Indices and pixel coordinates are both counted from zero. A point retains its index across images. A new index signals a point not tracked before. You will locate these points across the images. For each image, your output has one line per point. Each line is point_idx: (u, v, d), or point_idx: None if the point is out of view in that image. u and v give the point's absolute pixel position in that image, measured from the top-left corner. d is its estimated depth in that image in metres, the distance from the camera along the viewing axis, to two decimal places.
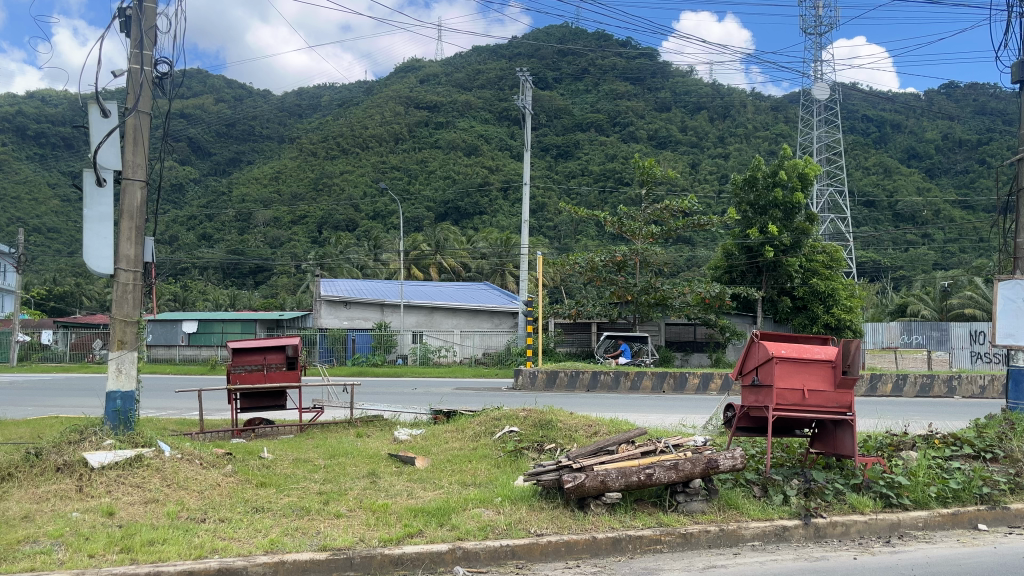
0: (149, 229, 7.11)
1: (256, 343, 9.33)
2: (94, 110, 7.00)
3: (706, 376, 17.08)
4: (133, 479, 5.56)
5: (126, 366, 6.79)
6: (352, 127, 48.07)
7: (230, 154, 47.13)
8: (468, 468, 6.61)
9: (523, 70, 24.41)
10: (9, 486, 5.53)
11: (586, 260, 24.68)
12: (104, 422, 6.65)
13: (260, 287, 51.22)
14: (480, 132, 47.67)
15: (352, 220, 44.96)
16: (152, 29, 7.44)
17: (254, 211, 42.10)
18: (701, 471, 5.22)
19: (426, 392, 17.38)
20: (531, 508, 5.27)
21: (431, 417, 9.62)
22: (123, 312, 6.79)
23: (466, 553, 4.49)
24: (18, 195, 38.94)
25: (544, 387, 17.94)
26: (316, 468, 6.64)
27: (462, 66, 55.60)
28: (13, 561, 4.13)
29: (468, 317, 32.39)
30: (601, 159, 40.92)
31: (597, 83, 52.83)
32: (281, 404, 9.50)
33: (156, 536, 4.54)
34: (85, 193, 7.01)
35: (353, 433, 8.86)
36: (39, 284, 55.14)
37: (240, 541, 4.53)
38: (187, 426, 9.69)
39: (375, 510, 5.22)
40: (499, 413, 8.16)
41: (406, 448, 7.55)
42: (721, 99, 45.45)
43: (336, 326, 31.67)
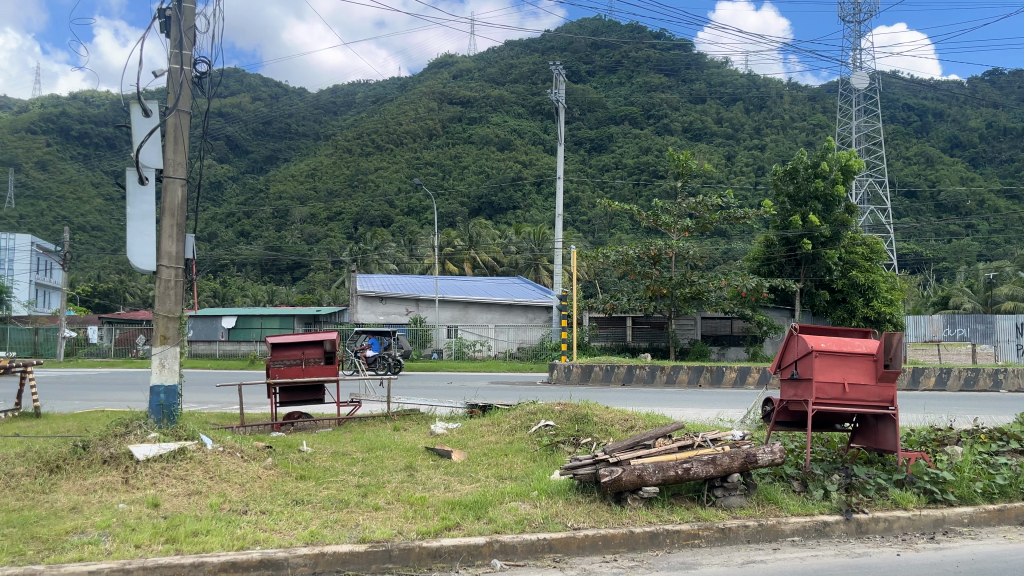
0: (189, 226, 7.18)
1: (295, 338, 9.40)
2: (137, 110, 7.09)
3: (744, 370, 16.87)
4: (177, 471, 5.67)
5: (169, 361, 6.90)
6: (387, 123, 48.38)
7: (267, 152, 47.60)
8: (504, 461, 6.65)
9: (557, 64, 24.20)
10: (57, 478, 5.66)
11: (620, 253, 24.45)
12: (148, 416, 6.78)
13: (297, 283, 51.90)
14: (513, 127, 47.41)
15: (387, 216, 45.48)
16: (191, 29, 7.55)
17: (291, 208, 42.85)
18: (739, 465, 5.18)
19: (462, 386, 17.54)
20: (567, 501, 5.26)
21: (467, 411, 9.64)
22: (167, 308, 6.91)
23: (503, 547, 4.52)
24: (64, 194, 41.35)
25: (578, 380, 17.95)
26: (354, 461, 6.71)
27: (495, 61, 55.43)
28: (62, 551, 4.24)
29: (502, 311, 32.22)
30: (634, 152, 40.50)
31: (631, 75, 52.58)
32: (318, 398, 9.59)
33: (200, 527, 4.63)
34: (127, 192, 7.12)
35: (391, 427, 8.92)
36: (84, 282, 56.80)
37: (281, 533, 4.60)
38: (228, 419, 9.85)
39: (414, 502, 5.27)
40: (535, 407, 8.17)
41: (444, 442, 7.60)
42: (757, 90, 44.81)
43: (373, 321, 32.21)
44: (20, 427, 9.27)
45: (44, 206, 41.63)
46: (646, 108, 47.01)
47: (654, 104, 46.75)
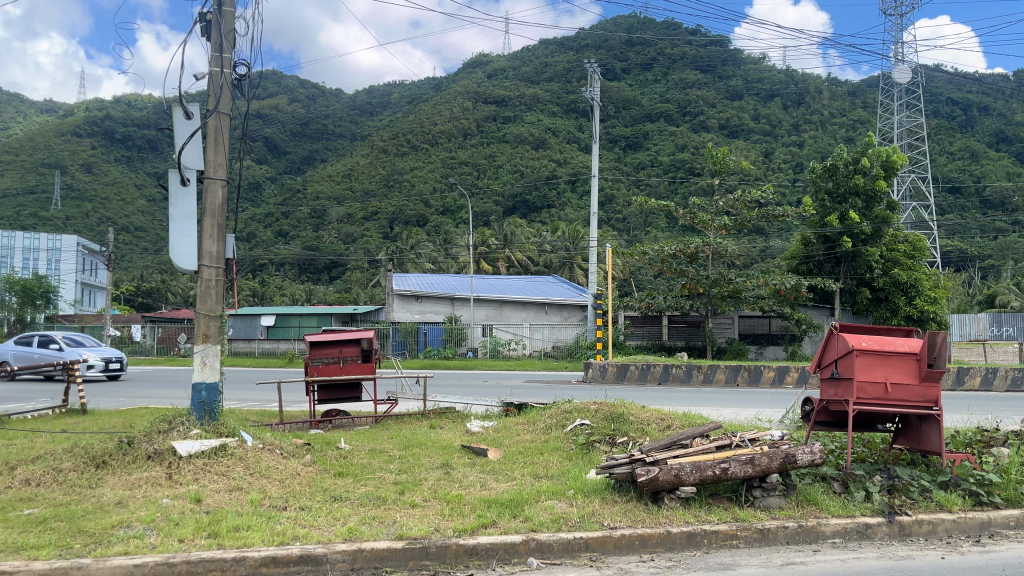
0: (229, 226, 7.29)
1: (333, 337, 9.50)
2: (178, 113, 7.20)
3: (782, 370, 16.68)
4: (218, 468, 5.76)
5: (210, 359, 7.01)
6: (422, 124, 48.68)
7: (304, 153, 48.27)
8: (540, 460, 6.65)
9: (592, 61, 24.09)
10: (103, 473, 5.79)
11: (657, 251, 24.28)
12: (190, 413, 6.89)
13: (334, 282, 52.41)
14: (548, 126, 47.30)
15: (422, 215, 45.73)
16: (231, 33, 7.65)
17: (328, 208, 43.53)
18: (779, 466, 5.12)
19: (498, 385, 17.59)
20: (604, 501, 5.25)
21: (502, 409, 9.66)
22: (208, 306, 7.02)
23: (540, 545, 4.52)
24: (108, 196, 42.96)
25: (614, 379, 17.85)
26: (391, 459, 6.76)
27: (529, 60, 55.37)
28: (108, 545, 4.34)
29: (537, 310, 32.18)
30: (670, 149, 40.17)
31: (666, 72, 52.27)
32: (355, 396, 9.67)
33: (241, 522, 4.71)
34: (170, 193, 7.25)
35: (427, 425, 8.97)
36: (128, 282, 58.15)
37: (321, 529, 4.66)
38: (267, 417, 9.99)
39: (451, 500, 5.30)
40: (571, 406, 8.16)
41: (480, 440, 7.62)
42: (795, 85, 44.18)
43: (408, 320, 32.50)
44: (68, 423, 9.51)
45: (90, 207, 42.83)
46: (682, 105, 46.66)
47: (690, 101, 46.33)
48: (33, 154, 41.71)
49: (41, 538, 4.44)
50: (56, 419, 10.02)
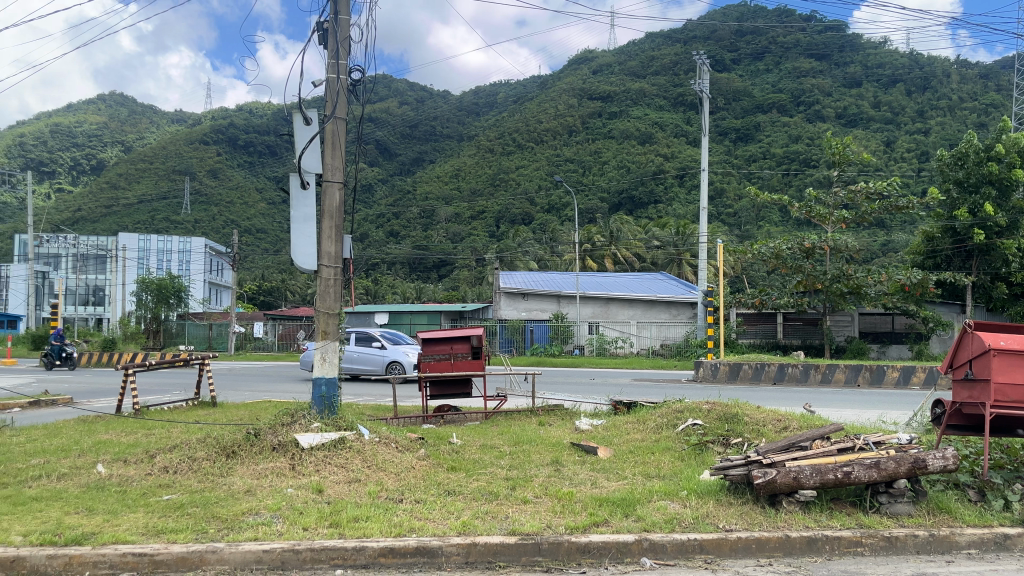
0: (346, 227, 7.54)
1: (444, 334, 9.67)
2: (299, 119, 7.53)
3: (907, 370, 15.85)
4: (338, 460, 5.98)
5: (329, 355, 7.25)
6: (528, 122, 48.90)
7: (414, 154, 49.38)
8: (651, 460, 6.56)
9: (700, 53, 23.52)
10: (233, 462, 6.12)
11: (770, 247, 23.44)
12: (311, 407, 7.20)
13: (443, 280, 53.52)
14: (654, 120, 45.10)
15: (528, 213, 45.92)
16: (347, 39, 7.88)
17: (437, 208, 45.14)
18: (907, 470, 4.86)
19: (605, 382, 17.48)
20: (718, 502, 5.14)
21: (612, 408, 9.57)
22: (326, 305, 7.28)
23: (653, 545, 4.47)
24: (232, 200, 45.13)
25: (726, 379, 17.43)
26: (502, 454, 6.85)
27: (635, 54, 54.86)
28: (240, 530, 4.59)
29: (645, 307, 31.76)
30: (784, 140, 38.58)
31: (779, 62, 50.52)
32: (466, 392, 9.84)
33: (360, 513, 4.87)
34: (291, 196, 7.60)
35: (536, 422, 9.04)
36: (251, 281, 61.26)
37: (435, 522, 4.76)
38: (383, 411, 10.31)
39: (562, 497, 5.31)
40: (682, 405, 8.03)
41: (589, 438, 7.62)
42: (921, 69, 41.70)
43: (515, 317, 32.60)
44: (201, 415, 10.12)
45: (216, 211, 45.58)
46: (796, 94, 44.95)
47: (804, 90, 44.68)
48: (167, 162, 45.12)
49: (179, 522, 4.73)
50: (190, 410, 10.68)
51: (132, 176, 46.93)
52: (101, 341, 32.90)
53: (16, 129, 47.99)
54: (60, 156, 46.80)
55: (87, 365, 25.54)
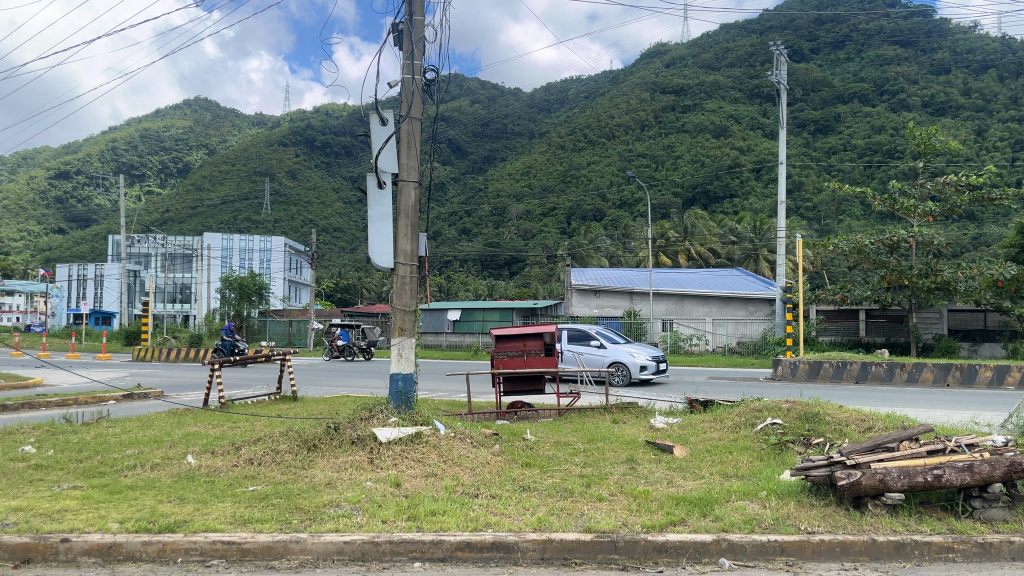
0: (422, 225, 7.63)
1: (516, 330, 9.69)
2: (375, 120, 7.67)
3: (1002, 369, 15.08)
4: (415, 454, 6.08)
5: (406, 351, 7.37)
6: (599, 117, 48.61)
7: (485, 152, 49.78)
8: (729, 459, 6.44)
9: (778, 43, 22.85)
10: (314, 456, 6.29)
11: (851, 241, 22.65)
12: (389, 402, 7.32)
13: (514, 277, 53.81)
14: (729, 112, 44.26)
15: (600, 209, 45.63)
16: (421, 40, 7.98)
17: (509, 205, 45.43)
18: (1002, 474, 4.64)
19: (680, 380, 17.28)
20: (799, 503, 5.03)
21: (687, 406, 9.44)
22: (403, 302, 7.40)
23: (732, 546, 4.39)
24: (310, 200, 46.32)
25: (806, 377, 17.08)
26: (576, 451, 6.84)
27: (710, 47, 53.89)
28: (322, 521, 4.71)
29: (720, 304, 31.23)
30: (866, 131, 37.23)
31: (861, 50, 48.78)
32: (540, 389, 9.84)
33: (437, 507, 4.94)
34: (369, 196, 7.75)
35: (610, 419, 9.00)
36: (328, 278, 62.83)
37: (511, 518, 4.79)
38: (458, 406, 10.43)
39: (638, 496, 5.26)
40: (761, 404, 7.85)
41: (664, 437, 7.51)
42: (1015, 54, 39.61)
43: (586, 314, 32.67)
44: (283, 408, 10.45)
45: (294, 210, 46.57)
46: (879, 83, 43.31)
47: (887, 78, 42.98)
48: (248, 164, 47.64)
49: (265, 512, 4.89)
50: (273, 404, 11.04)
51: (216, 177, 48.53)
52: (189, 337, 34.31)
53: (109, 135, 50.39)
54: (148, 159, 49.55)
55: (177, 360, 26.56)
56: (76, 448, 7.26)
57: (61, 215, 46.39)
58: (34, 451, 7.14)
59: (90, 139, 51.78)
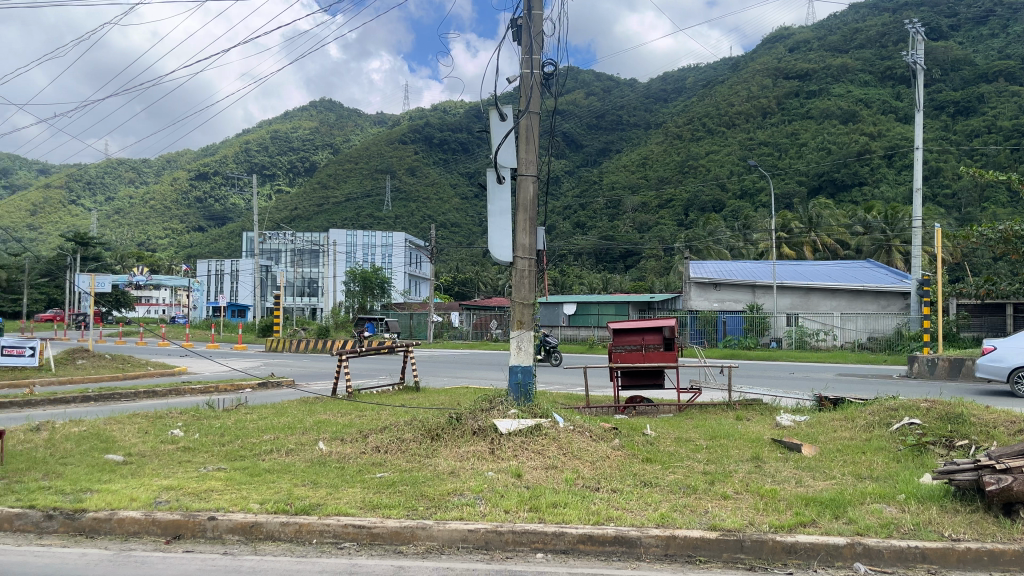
0: (540, 219, 7.64)
1: (635, 324, 9.60)
2: (494, 116, 7.79)
3: None
4: (535, 446, 6.13)
5: (524, 344, 7.42)
6: (718, 106, 47.19)
7: (600, 145, 49.60)
8: (862, 460, 6.14)
9: (914, 21, 21.51)
10: (438, 445, 6.44)
11: (997, 230, 21.00)
12: (508, 394, 7.41)
13: (630, 271, 53.04)
14: (859, 97, 42.12)
15: (719, 200, 44.29)
16: (540, 35, 8.01)
17: (624, 198, 44.86)
18: None
19: (807, 377, 16.67)
20: (942, 508, 4.73)
21: (816, 404, 9.07)
22: (522, 296, 7.44)
23: (867, 550, 4.18)
24: (428, 196, 47.36)
25: (946, 375, 15.99)
26: (698, 448, 6.69)
27: (837, 29, 51.43)
28: (446, 509, 4.82)
29: (849, 298, 29.80)
30: (1013, 111, 34.55)
31: (1007, 24, 45.24)
32: (659, 383, 9.67)
33: (558, 500, 4.96)
34: (488, 191, 7.89)
35: (733, 416, 8.76)
36: (447, 273, 64.45)
37: (633, 512, 4.75)
38: (576, 399, 10.42)
39: (765, 495, 5.10)
40: (897, 403, 7.47)
41: (791, 435, 7.24)
42: None
43: (706, 308, 31.92)
44: (406, 399, 10.76)
45: (416, 207, 48.68)
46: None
47: None
48: (369, 161, 50.99)
49: (392, 498, 5.06)
50: (396, 394, 11.39)
51: (340, 177, 51.70)
52: (317, 329, 35.90)
53: (243, 138, 54.29)
54: (279, 160, 52.51)
55: (306, 350, 27.88)
56: (218, 433, 7.72)
57: (200, 213, 49.56)
58: (182, 434, 7.65)
59: (225, 142, 55.20)
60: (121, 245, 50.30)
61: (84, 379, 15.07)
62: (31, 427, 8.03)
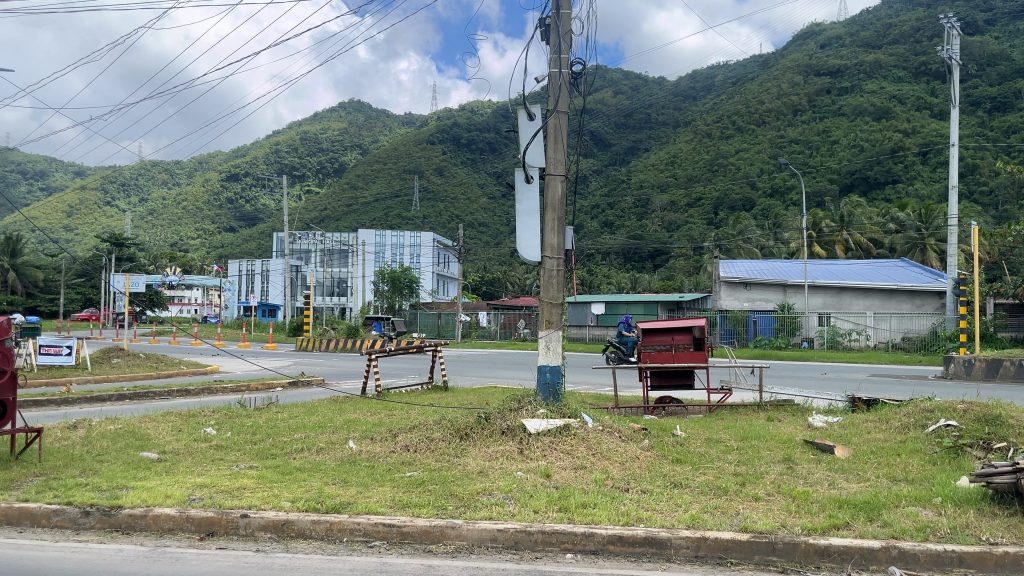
0: (568, 218, 7.62)
1: (664, 324, 9.54)
2: (522, 116, 7.78)
3: None
4: (564, 446, 6.11)
5: (553, 344, 7.40)
6: (748, 103, 46.73)
7: (628, 144, 49.46)
8: (896, 462, 6.04)
9: (949, 16, 21.15)
10: (467, 445, 6.45)
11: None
12: (537, 394, 7.39)
13: (659, 270, 52.67)
14: (892, 93, 41.51)
15: (749, 199, 43.86)
16: (568, 33, 7.99)
17: (652, 196, 44.62)
18: None
19: (840, 377, 16.46)
20: (980, 512, 4.64)
21: (849, 405, 8.95)
22: (550, 295, 7.43)
23: (903, 554, 4.10)
24: (456, 195, 47.48)
25: (982, 376, 15.72)
26: (729, 449, 6.63)
27: (870, 25, 50.70)
28: (476, 509, 4.83)
29: (883, 297, 29.38)
30: None
31: None
32: (689, 383, 9.59)
33: (588, 500, 4.94)
34: (517, 190, 7.89)
35: (764, 417, 8.67)
36: (474, 272, 64.57)
37: (663, 514, 4.72)
38: (606, 399, 10.38)
39: (797, 497, 5.04)
40: (932, 405, 7.35)
41: (824, 436, 7.16)
42: None
43: (737, 308, 31.65)
44: (434, 398, 10.79)
45: (445, 206, 48.89)
46: None
47: None
48: (398, 162, 51.30)
49: (422, 497, 5.08)
50: (425, 393, 11.43)
51: (369, 177, 52.09)
52: (347, 328, 36.19)
53: (274, 139, 54.92)
54: (309, 160, 53.03)
55: (335, 350, 28.06)
56: (250, 432, 7.81)
57: (231, 214, 50.13)
58: (214, 433, 7.74)
59: (256, 144, 55.86)
60: (155, 246, 51.10)
61: (119, 378, 15.29)
62: (69, 425, 8.17)
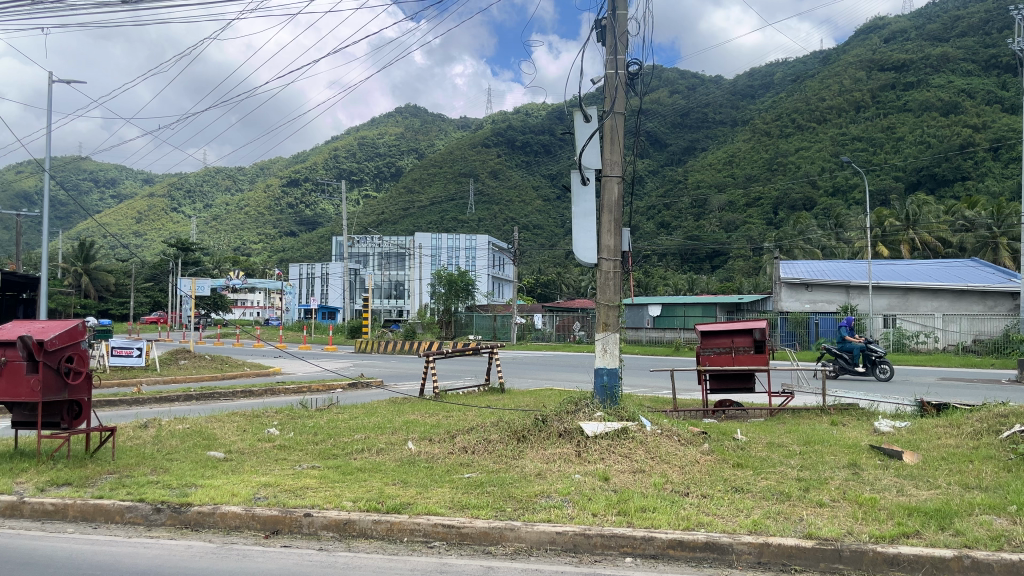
0: (625, 220, 7.57)
1: (724, 326, 9.40)
2: (579, 117, 7.76)
3: None
4: (622, 450, 6.06)
5: (610, 346, 7.35)
6: (808, 100, 45.32)
7: (685, 143, 49.79)
8: (969, 469, 5.84)
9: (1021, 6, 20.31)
10: (524, 447, 6.45)
11: None
12: (594, 396, 7.37)
13: (716, 271, 51.92)
14: (960, 87, 40.11)
15: (810, 198, 42.90)
16: (625, 34, 7.94)
17: (709, 196, 44.05)
18: None
19: (907, 381, 15.94)
20: None
21: (917, 409, 8.67)
22: (607, 297, 7.38)
23: (976, 563, 3.94)
24: (512, 198, 47.66)
25: None
26: (791, 454, 6.50)
27: (937, 17, 49.00)
28: (534, 511, 4.83)
29: (952, 298, 28.44)
30: None
31: None
32: (750, 386, 9.43)
33: (647, 504, 4.90)
34: (573, 192, 7.89)
35: (828, 421, 8.47)
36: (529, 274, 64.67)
37: (724, 519, 4.65)
38: (664, 402, 10.28)
39: (864, 503, 4.91)
40: (1005, 410, 7.09)
41: (891, 442, 6.96)
42: None
43: (798, 309, 31.07)
44: (492, 400, 10.84)
45: (497, 208, 49.74)
46: None
47: None
48: (454, 166, 51.77)
49: (481, 498, 5.12)
50: (483, 395, 11.49)
51: (425, 181, 53.14)
52: (404, 331, 36.74)
53: (332, 145, 56.06)
54: (365, 166, 54.77)
55: (394, 352, 28.50)
56: (311, 432, 7.96)
57: (292, 219, 51.46)
58: (277, 433, 7.92)
59: (315, 149, 57.09)
60: (219, 250, 52.63)
61: (187, 378, 15.81)
62: (140, 425, 8.45)
